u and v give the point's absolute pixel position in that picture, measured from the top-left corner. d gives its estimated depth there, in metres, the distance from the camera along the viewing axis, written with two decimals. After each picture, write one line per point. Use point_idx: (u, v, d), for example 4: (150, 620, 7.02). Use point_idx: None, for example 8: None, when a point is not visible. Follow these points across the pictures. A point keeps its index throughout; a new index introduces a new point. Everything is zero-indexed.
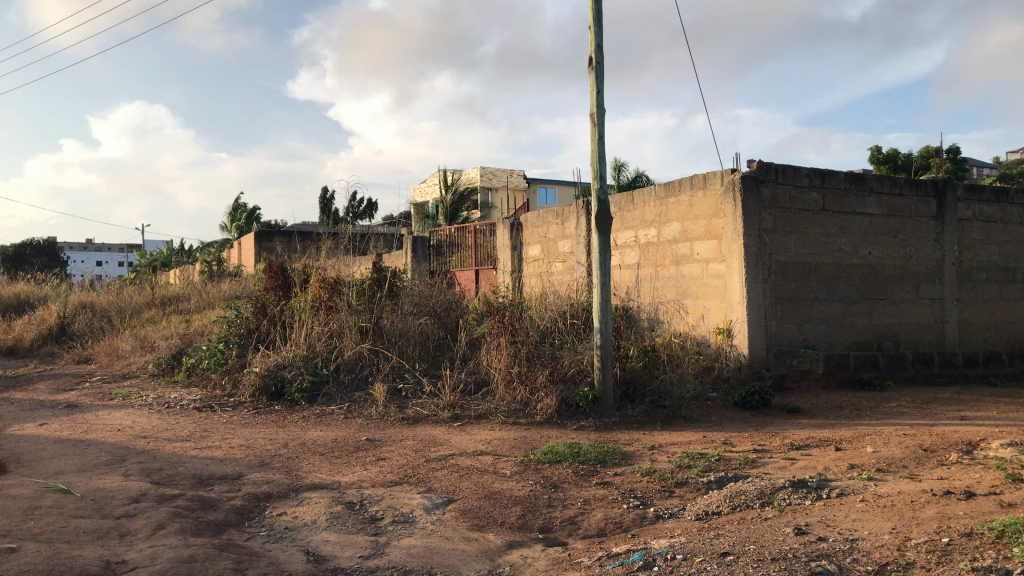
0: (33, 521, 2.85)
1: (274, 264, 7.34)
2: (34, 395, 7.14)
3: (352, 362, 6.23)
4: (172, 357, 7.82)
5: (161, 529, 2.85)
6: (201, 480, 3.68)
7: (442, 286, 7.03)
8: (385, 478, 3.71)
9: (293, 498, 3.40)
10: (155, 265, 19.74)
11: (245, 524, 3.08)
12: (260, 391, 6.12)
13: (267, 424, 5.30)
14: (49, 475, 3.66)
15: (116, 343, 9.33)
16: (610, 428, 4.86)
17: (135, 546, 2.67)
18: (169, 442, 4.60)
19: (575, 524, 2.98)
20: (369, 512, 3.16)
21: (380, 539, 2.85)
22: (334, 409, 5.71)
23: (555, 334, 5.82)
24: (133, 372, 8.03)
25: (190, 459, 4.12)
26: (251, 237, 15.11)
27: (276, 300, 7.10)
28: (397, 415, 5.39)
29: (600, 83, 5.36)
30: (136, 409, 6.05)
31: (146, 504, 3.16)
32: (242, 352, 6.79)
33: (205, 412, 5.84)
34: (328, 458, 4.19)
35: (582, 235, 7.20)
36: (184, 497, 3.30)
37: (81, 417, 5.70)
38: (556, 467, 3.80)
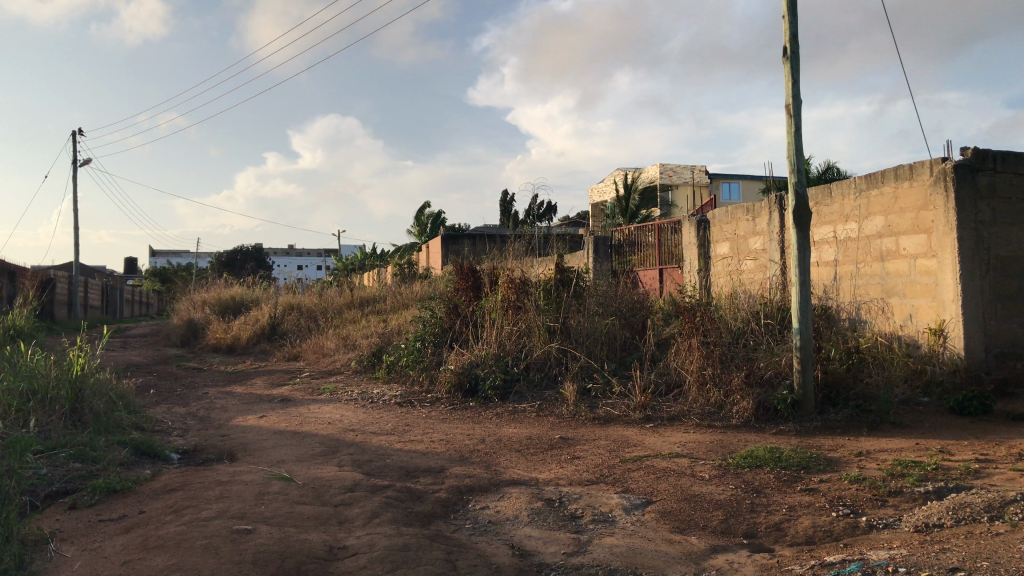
0: (264, 505, 3.10)
1: (465, 265, 7.56)
2: (253, 389, 7.76)
3: (542, 361, 6.32)
4: (371, 355, 8.26)
5: (375, 518, 3.01)
6: (407, 472, 3.86)
7: (628, 285, 6.94)
8: (582, 476, 3.74)
9: (494, 492, 3.51)
10: (349, 269, 20.94)
11: (451, 516, 3.20)
12: (456, 389, 6.35)
13: (464, 419, 5.49)
14: (273, 464, 3.96)
15: (321, 341, 9.96)
16: (811, 433, 4.66)
17: (354, 533, 2.84)
18: (375, 436, 4.86)
19: (781, 531, 2.88)
20: (569, 510, 3.20)
21: (582, 537, 2.88)
22: (526, 406, 5.84)
23: (749, 335, 5.65)
24: (337, 369, 8.55)
25: (396, 452, 4.33)
26: (439, 241, 15.69)
27: (467, 301, 7.32)
28: (588, 415, 5.43)
29: (795, 73, 5.15)
30: (343, 403, 6.45)
31: (361, 494, 3.35)
32: (437, 351, 7.07)
33: (405, 407, 6.13)
34: (524, 455, 4.28)
35: (775, 231, 6.94)
36: (394, 488, 3.48)
37: (296, 410, 6.14)
38: (757, 472, 3.70)
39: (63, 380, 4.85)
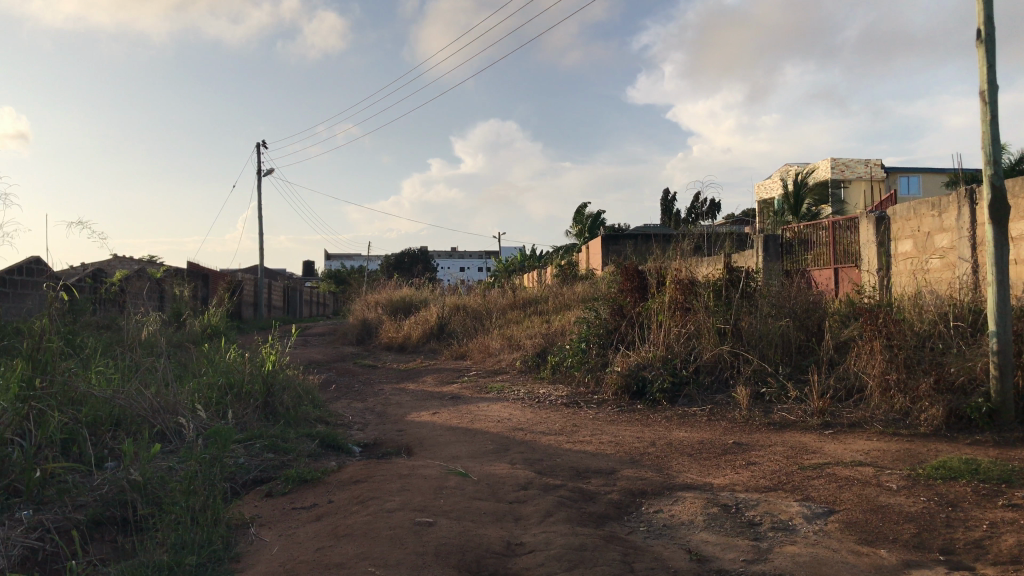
0: (443, 499, 3.21)
1: (629, 266, 7.46)
2: (424, 386, 8.05)
3: (712, 364, 6.19)
4: (537, 355, 8.36)
5: (550, 516, 3.05)
6: (579, 472, 3.88)
7: (801, 286, 6.67)
8: (758, 482, 3.64)
9: (667, 496, 3.47)
10: (511, 270, 21.29)
11: (625, 518, 3.19)
12: (623, 391, 6.33)
13: (633, 421, 5.46)
14: (449, 459, 4.09)
15: (487, 340, 10.18)
16: (1012, 444, 4.32)
17: (530, 531, 2.88)
18: (544, 435, 4.92)
19: (983, 549, 2.69)
20: (747, 517, 3.12)
21: (762, 544, 2.80)
22: (696, 410, 5.74)
23: (937, 338, 5.30)
24: (503, 368, 8.71)
25: (566, 452, 4.37)
26: (600, 241, 15.68)
27: (632, 303, 7.24)
28: (762, 419, 5.27)
29: (991, 57, 4.79)
30: (511, 402, 6.57)
31: (534, 492, 3.40)
32: (602, 352, 7.07)
33: (573, 407, 6.17)
34: (696, 459, 4.20)
35: (966, 227, 6.48)
36: (567, 488, 3.50)
37: (466, 408, 6.31)
38: (951, 484, 3.46)
39: (256, 376, 5.20)
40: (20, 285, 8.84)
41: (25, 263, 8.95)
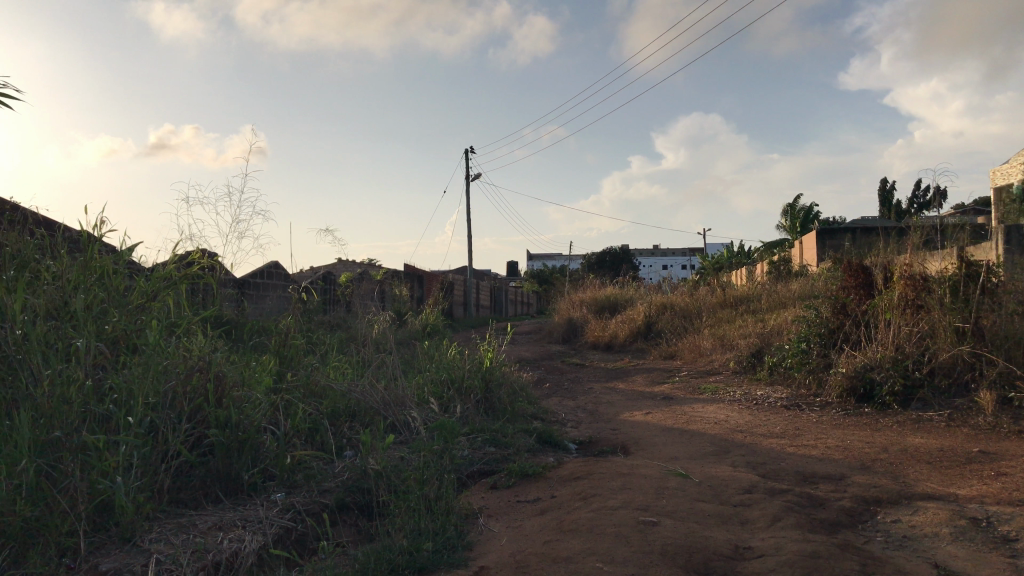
0: (666, 499, 3.18)
1: (853, 262, 7.06)
2: (635, 386, 8.02)
3: (949, 365, 5.73)
4: (751, 355, 8.09)
5: (778, 521, 2.95)
6: (806, 478, 3.72)
7: None
8: (1011, 495, 3.33)
9: (905, 505, 3.26)
10: (717, 266, 20.78)
11: (859, 526, 3.03)
12: (848, 394, 6.05)
13: (861, 426, 5.17)
14: (667, 460, 4.06)
15: (697, 339, 9.99)
16: None
17: (758, 535, 2.80)
18: (765, 438, 4.76)
19: None
20: (1001, 532, 2.86)
21: (1020, 562, 2.56)
22: (932, 415, 5.35)
23: None
24: (716, 369, 8.52)
25: (790, 456, 4.20)
26: (815, 235, 14.95)
27: (857, 300, 6.84)
28: (1011, 426, 4.82)
29: None
30: (727, 403, 6.42)
31: (759, 495, 3.30)
32: (824, 352, 6.77)
33: (794, 410, 5.95)
34: (937, 467, 3.91)
35: None
36: (794, 493, 3.38)
37: (680, 408, 6.24)
38: None
39: (475, 372, 5.40)
40: (262, 286, 9.68)
41: (266, 266, 9.80)
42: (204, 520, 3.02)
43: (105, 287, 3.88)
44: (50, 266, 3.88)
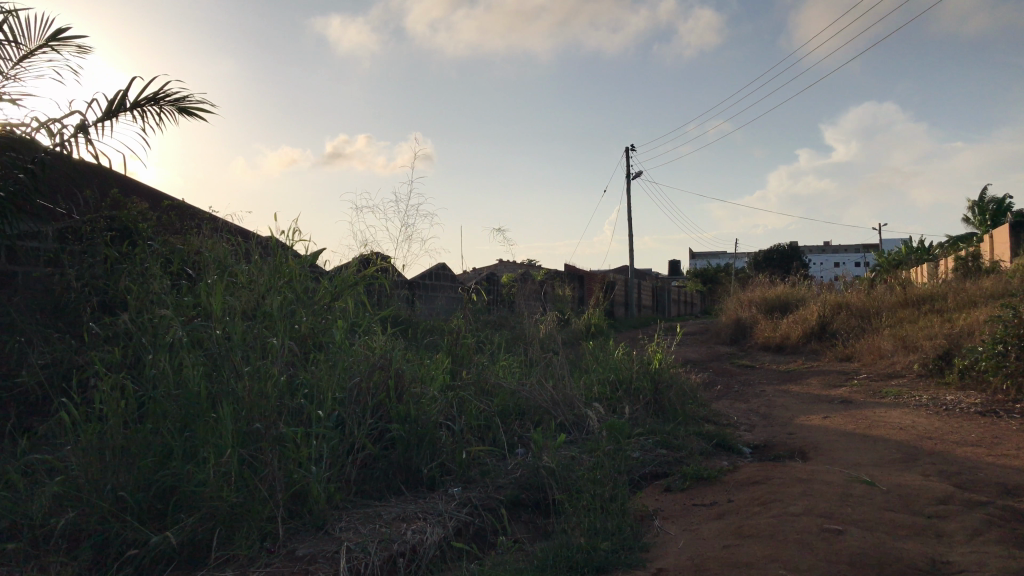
0: (851, 508, 3.04)
1: None
2: (811, 389, 7.70)
3: None
4: (939, 357, 7.59)
5: (979, 536, 2.75)
6: (1009, 490, 3.45)
7: None
8: None
9: None
10: (896, 262, 19.64)
11: None
12: None
13: None
14: (851, 467, 3.87)
15: (876, 340, 9.46)
16: None
17: (956, 549, 2.62)
18: (958, 447, 4.45)
19: None
20: None
21: None
22: None
23: None
24: (899, 372, 8.05)
25: (989, 466, 3.90)
26: (1008, 227, 13.82)
27: None
28: None
29: None
30: (913, 408, 6.05)
31: (956, 507, 3.09)
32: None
33: (990, 417, 5.52)
34: None
35: None
36: (996, 506, 3.14)
37: (861, 413, 5.93)
38: None
39: (644, 373, 5.36)
40: (430, 287, 10.00)
41: (434, 268, 10.11)
42: (388, 511, 3.16)
43: (294, 289, 4.13)
44: (246, 270, 4.17)
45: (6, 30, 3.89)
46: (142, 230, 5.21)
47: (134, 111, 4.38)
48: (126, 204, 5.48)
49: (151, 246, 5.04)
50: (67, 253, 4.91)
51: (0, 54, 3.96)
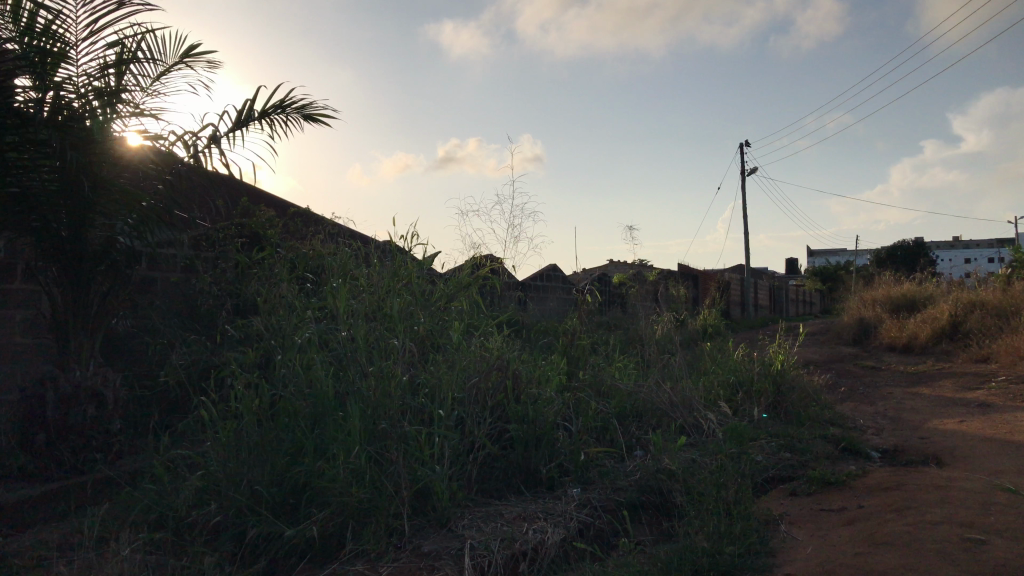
0: (995, 517, 2.88)
1: None
2: (943, 391, 7.34)
3: None
4: None
5: None
6: None
7: None
8: None
9: None
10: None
11: None
12: None
13: None
14: (992, 473, 3.67)
15: (1015, 340, 8.93)
16: None
17: None
18: None
19: None
20: None
21: None
22: None
23: None
24: None
25: None
26: None
27: None
28: None
29: None
30: None
31: None
32: None
33: None
34: None
35: None
36: None
37: (1001, 417, 5.61)
38: None
39: (764, 375, 5.23)
40: (543, 289, 10.05)
41: (545, 269, 10.16)
42: (510, 511, 3.19)
43: (413, 291, 4.23)
44: (367, 273, 4.29)
45: (145, 48, 4.11)
46: (269, 237, 5.44)
47: (261, 121, 4.57)
48: (255, 212, 5.74)
49: (278, 252, 5.26)
50: (202, 260, 5.23)
51: (141, 72, 4.19)
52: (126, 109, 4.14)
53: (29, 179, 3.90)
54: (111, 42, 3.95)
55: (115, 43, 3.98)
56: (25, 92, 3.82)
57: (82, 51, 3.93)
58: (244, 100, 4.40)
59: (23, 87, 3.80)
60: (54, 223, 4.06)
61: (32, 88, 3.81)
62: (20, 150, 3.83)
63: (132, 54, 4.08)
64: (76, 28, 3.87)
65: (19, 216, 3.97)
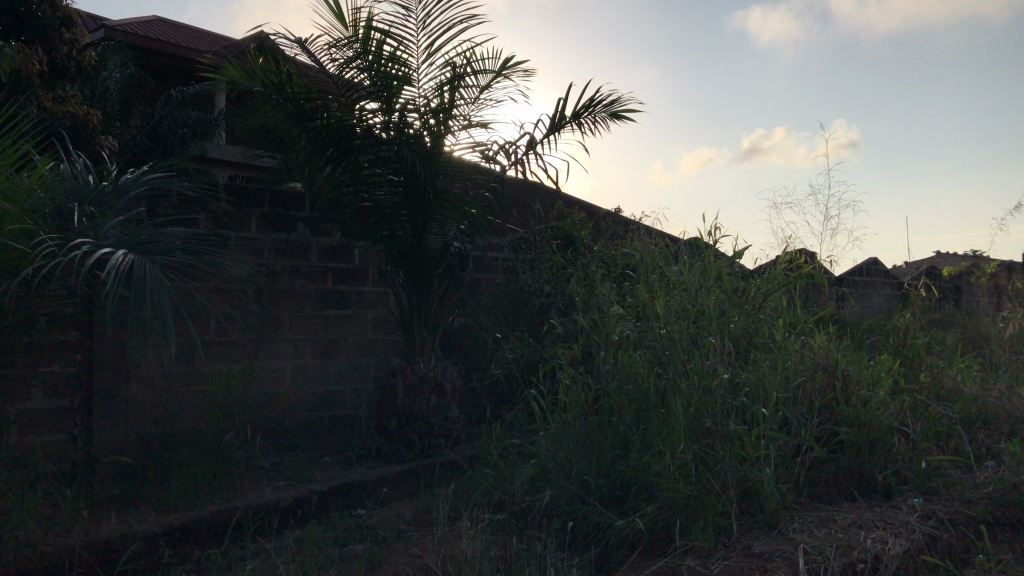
0: None
1: None
2: None
3: None
4: None
5: None
6: None
7: None
8: None
9: None
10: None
11: None
12: None
13: None
14: None
15: None
16: None
17: None
18: None
19: None
20: None
21: None
22: None
23: None
24: None
25: None
26: None
27: None
28: None
29: None
30: None
31: None
32: None
33: None
34: None
35: None
36: None
37: None
38: None
39: None
40: (864, 284, 9.38)
41: (866, 263, 9.47)
42: (844, 517, 3.04)
43: (730, 290, 4.15)
44: (682, 270, 4.28)
45: (473, 64, 4.43)
46: (583, 237, 5.62)
47: (574, 123, 4.73)
48: (569, 214, 5.96)
49: (593, 252, 5.42)
50: (522, 261, 5.57)
51: (470, 85, 4.51)
52: (457, 122, 4.47)
53: (379, 192, 4.42)
54: (446, 61, 4.31)
55: (447, 61, 4.33)
56: (375, 115, 4.27)
57: (421, 72, 4.31)
58: (557, 104, 4.59)
59: (373, 110, 4.25)
60: (400, 231, 4.53)
61: (381, 112, 4.24)
62: (373, 166, 4.35)
63: (462, 70, 4.41)
64: (417, 52, 4.27)
65: (373, 225, 4.52)
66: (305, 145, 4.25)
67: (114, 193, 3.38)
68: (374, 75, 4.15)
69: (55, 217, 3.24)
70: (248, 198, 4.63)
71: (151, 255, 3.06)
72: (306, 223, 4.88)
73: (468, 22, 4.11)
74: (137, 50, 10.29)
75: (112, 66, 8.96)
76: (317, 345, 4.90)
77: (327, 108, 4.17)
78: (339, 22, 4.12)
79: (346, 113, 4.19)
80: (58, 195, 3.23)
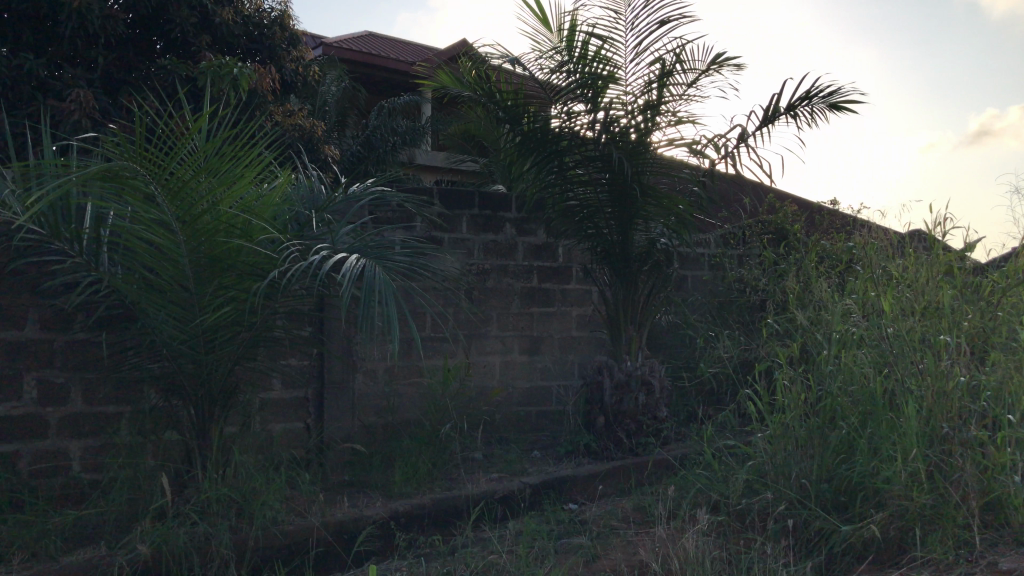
0: None
1: None
2: None
3: None
4: None
5: None
6: None
7: None
8: None
9: None
10: None
11: None
12: None
13: None
14: None
15: None
16: None
17: None
18: None
19: None
20: None
21: None
22: None
23: None
24: None
25: None
26: None
27: None
28: None
29: None
30: None
31: None
32: None
33: None
34: None
35: None
36: None
37: None
38: None
39: None
40: None
41: None
42: None
43: (963, 285, 3.83)
44: (910, 263, 4.00)
45: (680, 59, 4.35)
46: (795, 230, 5.39)
47: (788, 116, 4.54)
48: (779, 207, 5.72)
49: (806, 247, 5.18)
50: (729, 256, 5.42)
51: (677, 81, 4.45)
52: (665, 119, 4.42)
53: (584, 191, 4.46)
54: (653, 59, 4.28)
55: (655, 59, 4.29)
56: (581, 116, 4.31)
57: (627, 70, 4.30)
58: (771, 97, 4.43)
59: (579, 110, 4.28)
60: (606, 229, 4.55)
61: (586, 111, 4.27)
62: (578, 166, 4.39)
63: (670, 67, 4.36)
64: (624, 51, 4.26)
65: (580, 223, 4.58)
66: (514, 148, 4.37)
67: (344, 201, 3.63)
68: (580, 76, 4.19)
69: (293, 224, 3.53)
70: (460, 201, 4.82)
71: (378, 258, 3.26)
72: (513, 223, 5.01)
73: (678, 19, 4.06)
74: (351, 64, 10.98)
75: (330, 81, 9.61)
76: (525, 341, 5.02)
77: (534, 111, 4.26)
78: (545, 27, 4.19)
79: (552, 115, 4.27)
80: (296, 205, 3.51)
